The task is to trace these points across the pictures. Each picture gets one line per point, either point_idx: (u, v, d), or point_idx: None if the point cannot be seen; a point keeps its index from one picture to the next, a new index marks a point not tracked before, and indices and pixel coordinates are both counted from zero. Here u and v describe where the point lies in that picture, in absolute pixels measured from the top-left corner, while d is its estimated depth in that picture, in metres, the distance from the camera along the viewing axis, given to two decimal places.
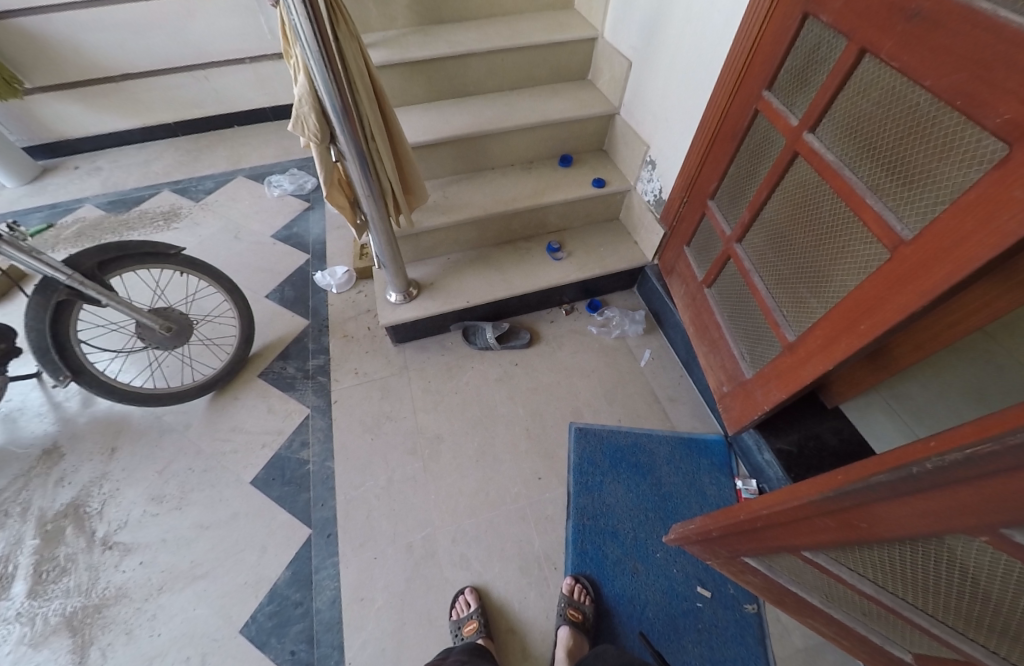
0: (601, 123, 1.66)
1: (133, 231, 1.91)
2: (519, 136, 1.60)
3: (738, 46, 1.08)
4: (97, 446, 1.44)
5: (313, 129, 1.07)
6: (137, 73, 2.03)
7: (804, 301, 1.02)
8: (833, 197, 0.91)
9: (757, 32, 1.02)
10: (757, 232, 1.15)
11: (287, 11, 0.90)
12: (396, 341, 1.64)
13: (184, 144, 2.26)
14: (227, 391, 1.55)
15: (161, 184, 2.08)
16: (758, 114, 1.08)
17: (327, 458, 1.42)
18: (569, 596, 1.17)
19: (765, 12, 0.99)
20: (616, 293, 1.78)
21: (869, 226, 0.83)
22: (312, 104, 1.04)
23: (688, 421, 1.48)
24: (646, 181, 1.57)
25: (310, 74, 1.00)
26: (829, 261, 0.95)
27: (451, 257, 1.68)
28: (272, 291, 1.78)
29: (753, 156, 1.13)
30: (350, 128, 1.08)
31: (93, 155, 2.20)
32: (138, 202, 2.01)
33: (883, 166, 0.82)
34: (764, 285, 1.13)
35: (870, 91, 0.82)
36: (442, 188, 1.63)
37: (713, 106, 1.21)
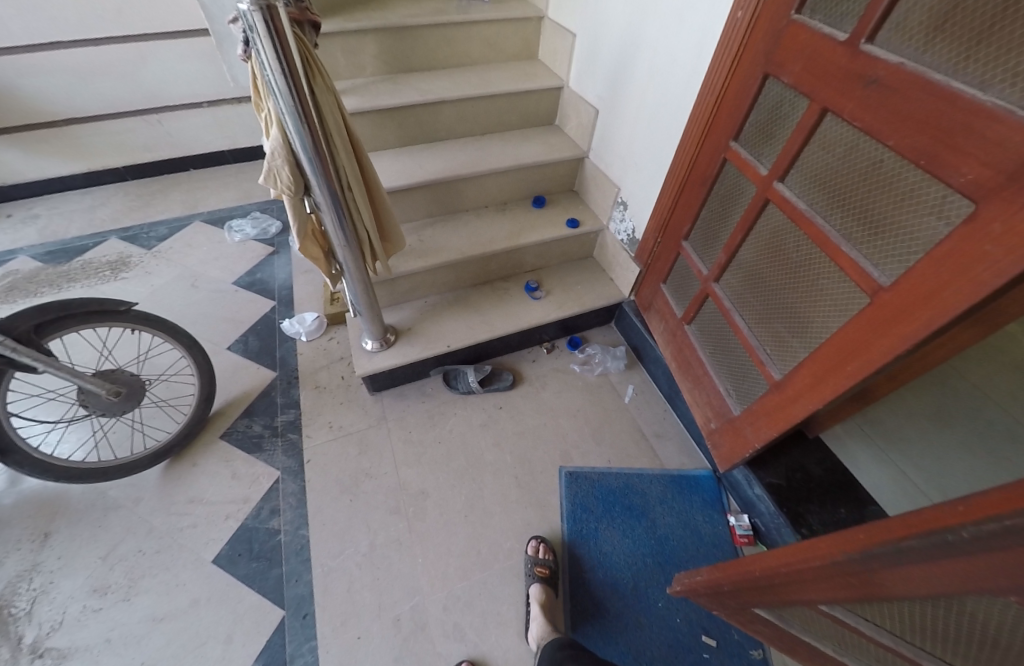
0: (571, 167, 1.70)
1: (75, 283, 1.75)
2: (492, 180, 1.61)
3: (703, 100, 1.14)
4: (26, 532, 1.25)
5: (287, 182, 1.03)
6: (83, 117, 1.92)
7: (786, 340, 1.05)
8: (809, 243, 0.95)
9: (720, 87, 1.08)
10: (734, 272, 1.18)
11: (260, 66, 0.88)
12: (373, 390, 1.56)
13: (134, 189, 2.13)
14: (184, 457, 1.41)
15: (108, 231, 1.94)
16: (726, 162, 1.13)
17: (301, 525, 1.30)
18: (535, 555, 1.24)
19: (728, 70, 1.05)
20: (595, 329, 1.79)
21: (846, 272, 0.87)
22: (286, 157, 1.00)
23: (676, 457, 1.47)
24: (619, 221, 1.60)
25: (284, 128, 0.96)
26: (807, 302, 0.98)
27: (427, 300, 1.64)
28: (234, 342, 1.66)
29: (724, 201, 1.18)
30: (327, 180, 1.05)
31: (30, 202, 2.03)
32: (81, 251, 1.86)
33: (853, 215, 0.86)
34: (745, 324, 1.15)
35: (835, 146, 0.87)
36: (417, 232, 1.60)
37: (680, 153, 1.26)
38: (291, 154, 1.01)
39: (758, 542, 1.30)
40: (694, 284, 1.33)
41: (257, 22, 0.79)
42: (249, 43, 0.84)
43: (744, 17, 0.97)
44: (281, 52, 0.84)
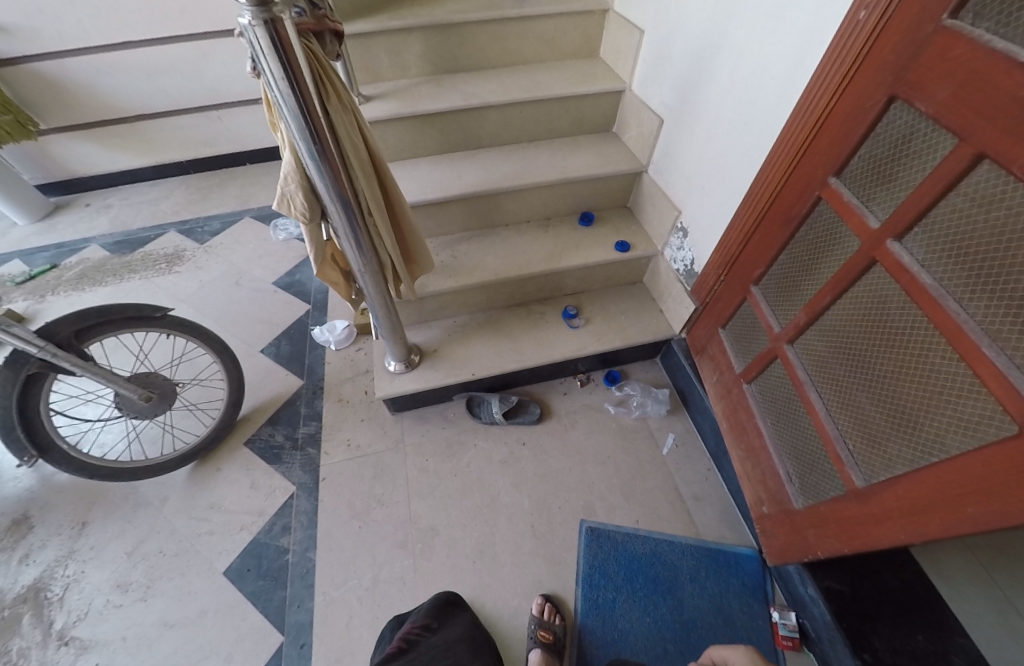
0: (626, 181, 1.51)
1: (134, 274, 1.84)
2: (536, 194, 1.46)
3: (798, 120, 0.92)
4: (68, 518, 1.33)
5: (301, 208, 0.98)
6: (151, 114, 2.00)
7: (874, 438, 0.83)
8: (928, 327, 0.73)
9: (825, 106, 0.86)
10: (814, 338, 0.97)
11: (269, 88, 0.80)
12: (394, 410, 1.51)
13: (195, 181, 2.20)
14: (210, 460, 1.44)
15: (168, 224, 2.02)
16: (820, 201, 0.90)
17: (309, 548, 1.28)
18: (540, 617, 1.14)
19: (838, 85, 0.82)
20: (636, 364, 1.62)
21: (984, 382, 0.64)
22: (299, 182, 0.94)
23: (716, 527, 1.30)
24: (676, 248, 1.40)
25: (297, 151, 0.90)
26: (915, 400, 0.76)
27: (457, 319, 1.55)
28: (267, 345, 1.68)
29: (810, 249, 0.95)
30: (344, 206, 0.98)
31: (106, 192, 2.16)
32: (143, 242, 1.95)
33: (1005, 305, 0.63)
34: (823, 403, 0.94)
35: (991, 207, 0.63)
36: (451, 247, 1.50)
37: (760, 182, 1.04)
38: (304, 178, 0.94)
39: (804, 647, 1.11)
40: (760, 339, 1.12)
41: (259, 37, 0.71)
42: (255, 59, 0.76)
43: (868, 19, 0.74)
44: (289, 71, 0.76)
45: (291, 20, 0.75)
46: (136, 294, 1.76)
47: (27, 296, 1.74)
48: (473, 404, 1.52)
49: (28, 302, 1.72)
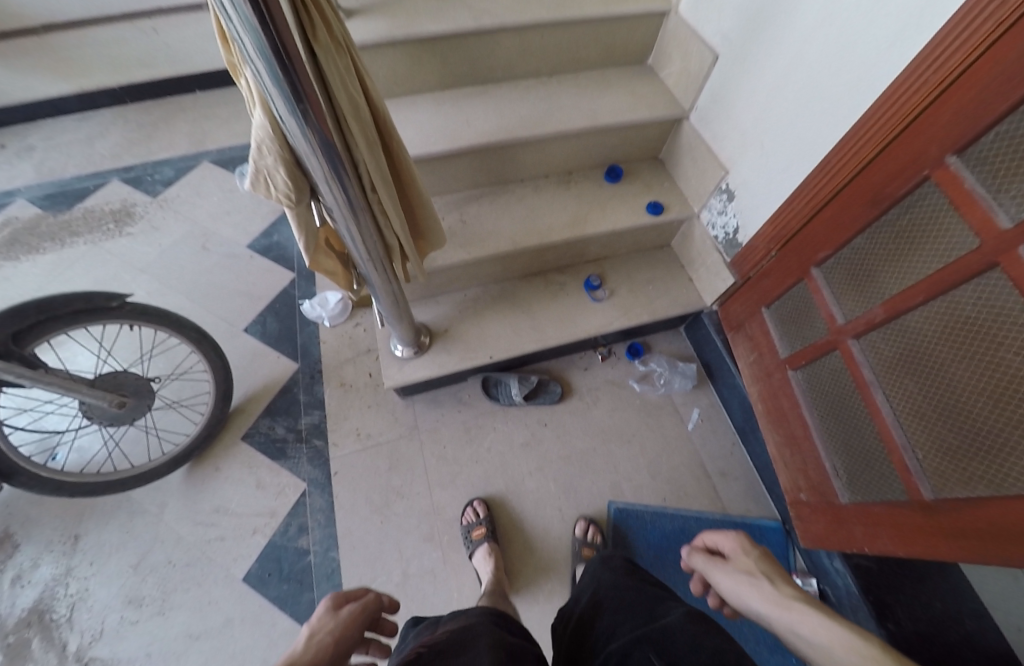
0: (662, 129, 1.31)
1: (78, 238, 1.53)
2: (558, 145, 1.24)
3: (913, 78, 0.72)
4: (56, 533, 1.21)
5: (284, 187, 0.76)
6: (65, 21, 1.52)
7: (955, 455, 0.77)
8: None
9: (960, 61, 0.66)
10: (885, 337, 0.86)
11: (224, 19, 0.55)
12: (404, 394, 1.39)
13: (134, 114, 1.80)
14: (207, 459, 1.32)
15: (109, 171, 1.67)
16: (928, 183, 0.74)
17: (331, 547, 1.23)
18: (583, 536, 1.23)
19: (985, 35, 0.62)
20: (658, 334, 1.54)
21: None
22: (279, 153, 0.71)
23: (740, 501, 1.31)
24: (717, 212, 1.26)
25: (271, 111, 0.65)
26: (1012, 429, 0.68)
27: (467, 293, 1.39)
28: (251, 323, 1.49)
29: (901, 238, 0.81)
30: (342, 184, 0.76)
31: (23, 128, 1.76)
32: (80, 195, 1.62)
33: None
34: (891, 408, 0.88)
35: None
36: (458, 210, 1.29)
37: (847, 148, 0.87)
38: (285, 148, 0.71)
39: None
40: (815, 327, 1.02)
41: None
42: None
43: None
44: None
45: None
46: (82, 262, 1.49)
47: None
48: (490, 385, 1.41)
49: None
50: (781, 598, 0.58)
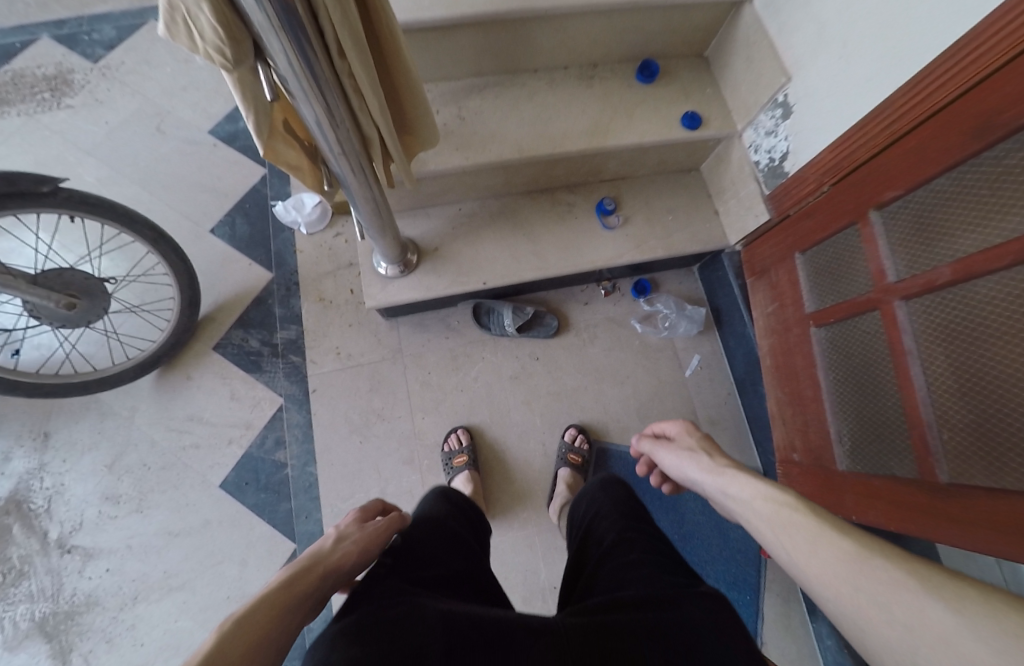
0: (714, 16, 1.05)
1: (11, 108, 1.38)
2: (584, 25, 1.00)
3: None
4: (27, 429, 1.19)
5: (217, 45, 0.51)
6: None
7: (982, 445, 0.67)
8: None
9: None
10: (939, 303, 0.72)
11: None
12: (387, 315, 1.29)
13: None
14: (177, 366, 1.26)
15: (36, 25, 1.44)
16: None
17: (308, 463, 1.21)
18: (570, 443, 1.23)
19: None
20: (669, 272, 1.39)
21: None
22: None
23: (728, 452, 1.28)
24: (766, 133, 1.06)
25: None
26: None
27: (462, 208, 1.21)
28: (218, 224, 1.36)
29: (995, 181, 0.63)
30: (302, 46, 0.54)
31: None
32: (7, 53, 1.42)
33: None
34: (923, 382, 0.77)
35: None
36: (455, 103, 1.08)
37: (966, 52, 0.65)
38: None
39: None
40: (858, 283, 0.87)
41: None
42: None
43: None
44: None
45: None
46: (20, 135, 1.36)
47: None
48: (481, 314, 1.31)
49: None
50: (715, 467, 0.72)
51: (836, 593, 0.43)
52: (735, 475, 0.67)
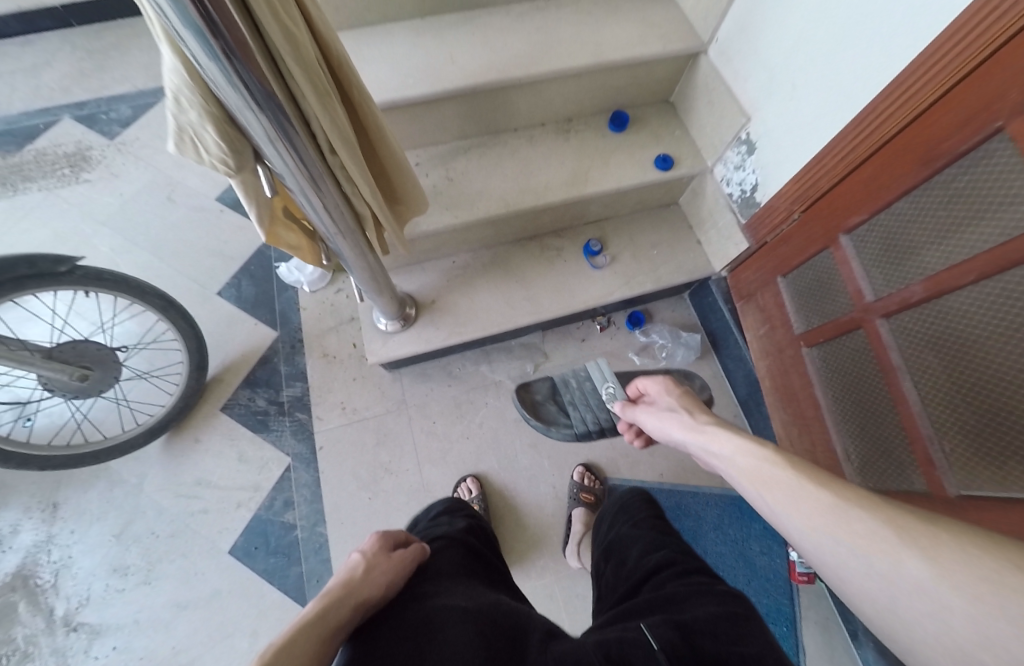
0: (676, 65, 1.11)
1: (34, 184, 1.63)
2: (557, 88, 1.07)
3: (891, 97, 0.71)
4: (36, 500, 1.25)
5: (217, 150, 0.57)
6: None
7: (852, 417, 0.94)
8: (878, 378, 0.87)
9: (939, 90, 0.66)
10: (842, 350, 0.94)
11: (153, 10, 0.41)
12: (391, 368, 1.32)
13: (85, 43, 1.84)
14: (185, 431, 1.31)
15: (62, 109, 1.73)
16: (917, 192, 0.73)
17: (318, 523, 1.22)
18: (580, 482, 1.22)
19: (971, 48, 0.60)
20: (662, 301, 1.42)
21: (890, 386, 0.84)
22: (202, 109, 0.50)
23: None
24: (734, 168, 1.09)
25: (184, 57, 0.46)
26: (876, 395, 0.88)
27: (457, 260, 1.25)
28: (225, 287, 1.47)
29: (886, 248, 0.80)
30: (275, 116, 0.52)
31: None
32: (33, 135, 1.69)
33: (933, 335, 0.76)
34: (826, 400, 0.99)
35: (919, 252, 0.75)
36: (443, 166, 1.13)
37: (975, 21, 0.59)
38: (215, 104, 0.52)
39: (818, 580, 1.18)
40: (894, 441, 0.86)
41: None
42: None
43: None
44: None
45: None
46: (41, 208, 1.59)
47: None
48: (542, 404, 1.22)
49: None
50: (697, 425, 0.76)
51: (833, 553, 0.47)
52: (715, 430, 0.73)
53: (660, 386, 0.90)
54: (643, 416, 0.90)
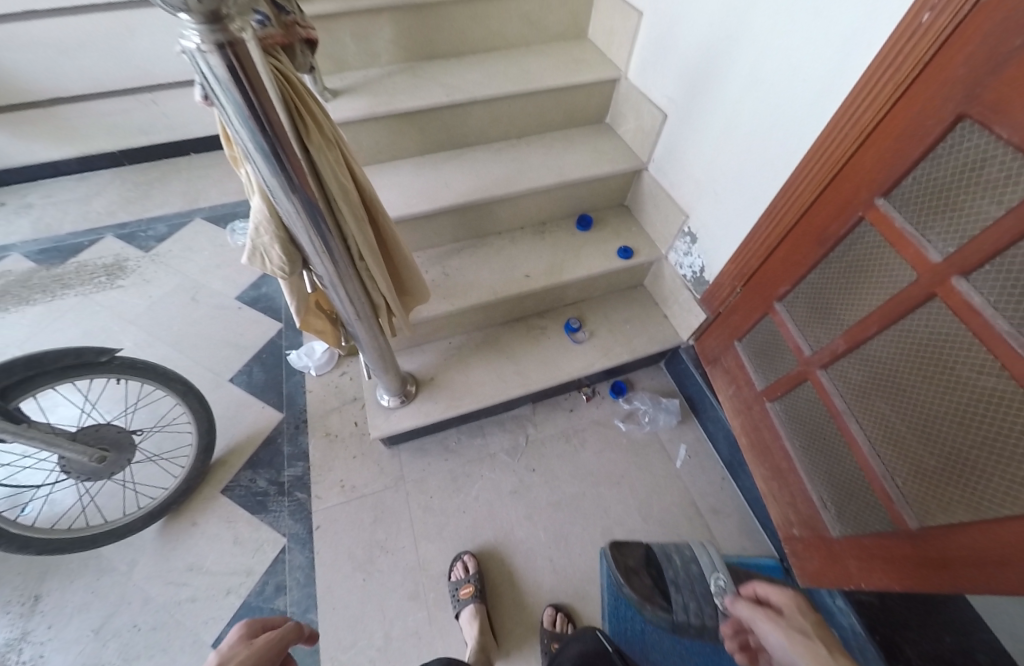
0: (625, 179, 1.39)
1: (70, 290, 1.82)
2: (533, 199, 1.32)
3: (788, 195, 0.94)
4: (17, 595, 1.20)
5: (279, 261, 0.82)
6: (69, 96, 1.93)
7: (822, 465, 1.01)
8: (831, 425, 0.97)
9: (813, 192, 0.89)
10: (799, 404, 1.05)
11: (257, 177, 0.69)
12: (390, 444, 1.40)
13: (133, 177, 2.19)
14: (183, 514, 1.33)
15: (105, 229, 2.01)
16: (823, 264, 0.92)
17: (309, 608, 1.18)
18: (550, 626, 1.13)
19: (831, 161, 0.84)
20: (642, 372, 1.55)
21: (840, 430, 0.95)
22: (274, 233, 0.78)
23: (735, 540, 1.28)
24: (683, 254, 1.31)
25: (269, 199, 0.74)
26: (834, 440, 0.97)
27: (452, 340, 1.40)
28: (237, 373, 1.59)
29: (811, 309, 0.97)
30: (319, 229, 0.77)
31: (54, 205, 2.07)
32: (76, 250, 1.94)
33: (863, 378, 0.89)
34: (796, 451, 1.07)
35: (835, 312, 0.92)
36: (440, 262, 1.34)
37: (826, 146, 0.84)
38: (280, 228, 0.79)
39: None
40: (857, 483, 0.93)
41: (215, 69, 0.52)
42: (206, 90, 0.58)
43: (855, 126, 0.79)
44: (255, 102, 0.57)
45: (253, 39, 0.56)
46: (74, 312, 1.76)
47: None
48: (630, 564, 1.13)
49: None
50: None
51: None
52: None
53: (790, 602, 0.73)
54: (765, 631, 0.71)
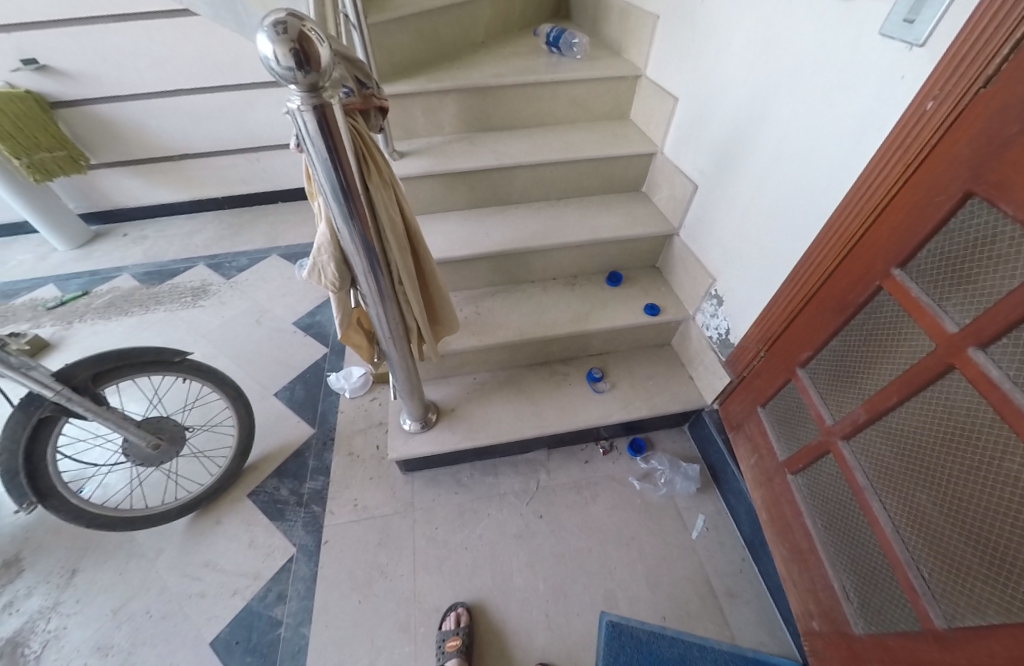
0: (656, 243, 1.47)
1: (162, 305, 2.12)
2: (565, 254, 1.42)
3: (810, 260, 0.96)
4: (58, 565, 1.32)
5: (332, 279, 0.94)
6: (194, 153, 2.38)
7: (844, 548, 0.94)
8: (853, 502, 0.91)
9: (833, 258, 0.91)
10: (821, 475, 1.00)
11: (325, 208, 0.83)
12: (406, 470, 1.45)
13: (229, 218, 2.58)
14: (210, 512, 1.42)
15: (198, 258, 2.35)
16: (844, 330, 0.92)
17: (303, 622, 1.19)
18: None
19: (850, 229, 0.87)
20: (664, 433, 1.53)
21: (862, 508, 0.88)
22: (332, 255, 0.91)
23: (754, 627, 1.17)
24: (709, 315, 1.33)
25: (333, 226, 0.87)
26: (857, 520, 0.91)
27: (476, 377, 1.47)
28: (282, 389, 1.74)
29: (834, 375, 0.95)
30: (369, 254, 0.89)
31: (164, 237, 2.47)
32: (174, 273, 2.27)
33: (887, 451, 0.84)
34: (817, 529, 1.00)
35: (857, 379, 0.90)
36: (474, 303, 1.45)
37: (844, 218, 0.88)
38: (337, 249, 0.91)
39: None
40: (881, 571, 0.85)
41: (307, 123, 0.68)
42: (299, 139, 0.73)
43: (872, 198, 0.82)
44: (334, 150, 0.72)
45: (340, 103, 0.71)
46: (161, 323, 2.03)
47: (55, 322, 2.02)
48: None
49: (59, 326, 2.00)
50: None
51: None
52: None
53: None
54: None
